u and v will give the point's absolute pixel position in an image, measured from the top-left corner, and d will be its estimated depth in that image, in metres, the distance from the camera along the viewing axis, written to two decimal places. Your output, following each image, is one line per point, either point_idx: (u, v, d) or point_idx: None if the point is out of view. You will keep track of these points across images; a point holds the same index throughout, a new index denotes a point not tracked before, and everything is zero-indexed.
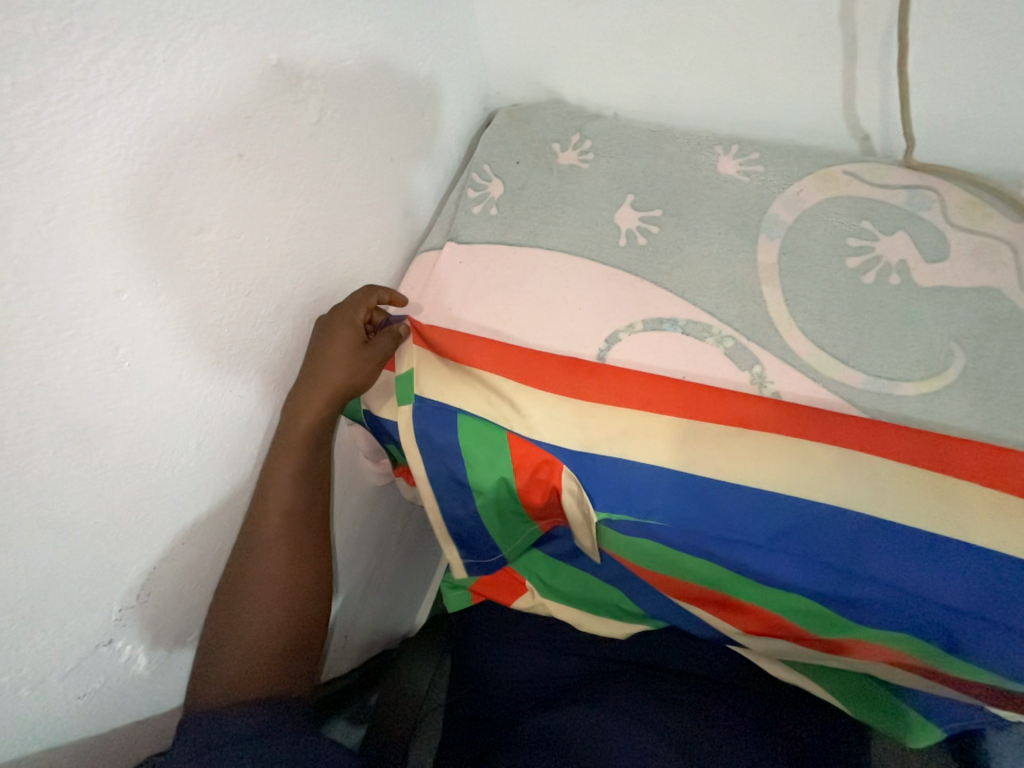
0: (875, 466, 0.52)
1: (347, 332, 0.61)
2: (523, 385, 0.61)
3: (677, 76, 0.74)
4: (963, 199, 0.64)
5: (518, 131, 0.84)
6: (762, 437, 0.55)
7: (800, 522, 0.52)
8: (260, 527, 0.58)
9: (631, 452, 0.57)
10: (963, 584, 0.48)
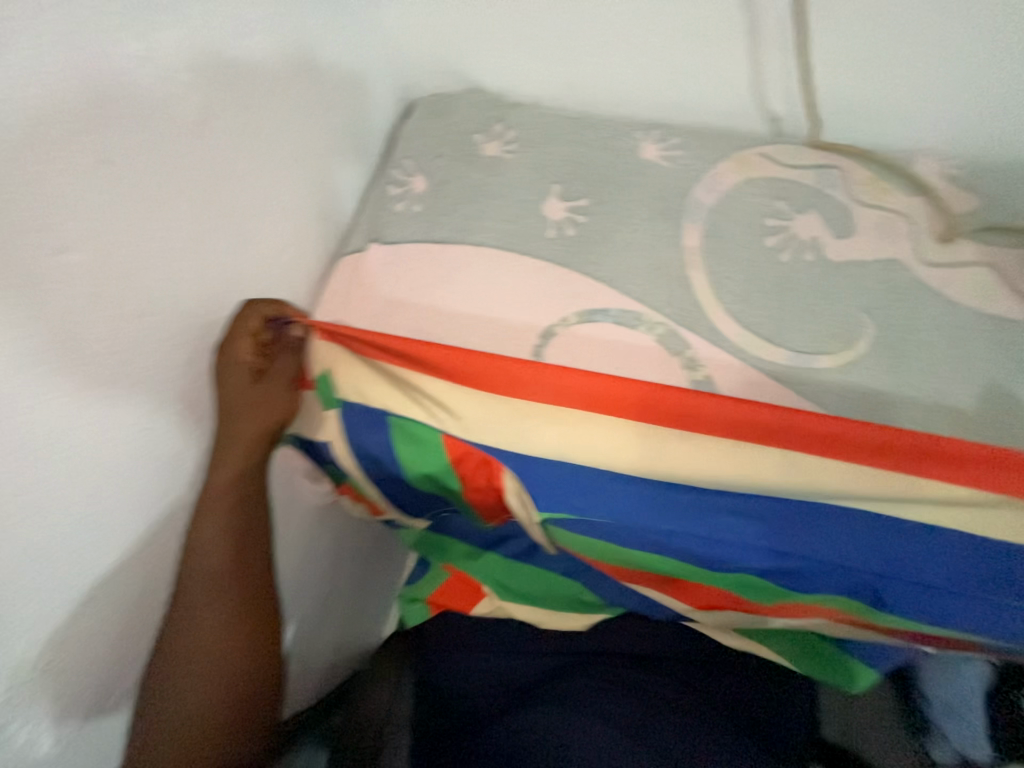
0: (817, 460, 0.50)
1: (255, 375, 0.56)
2: (455, 389, 0.56)
3: (593, 60, 0.73)
4: (865, 176, 0.67)
5: (438, 122, 0.80)
6: (704, 434, 0.52)
7: (745, 501, 0.52)
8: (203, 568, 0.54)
9: (568, 453, 0.54)
10: (899, 544, 0.50)
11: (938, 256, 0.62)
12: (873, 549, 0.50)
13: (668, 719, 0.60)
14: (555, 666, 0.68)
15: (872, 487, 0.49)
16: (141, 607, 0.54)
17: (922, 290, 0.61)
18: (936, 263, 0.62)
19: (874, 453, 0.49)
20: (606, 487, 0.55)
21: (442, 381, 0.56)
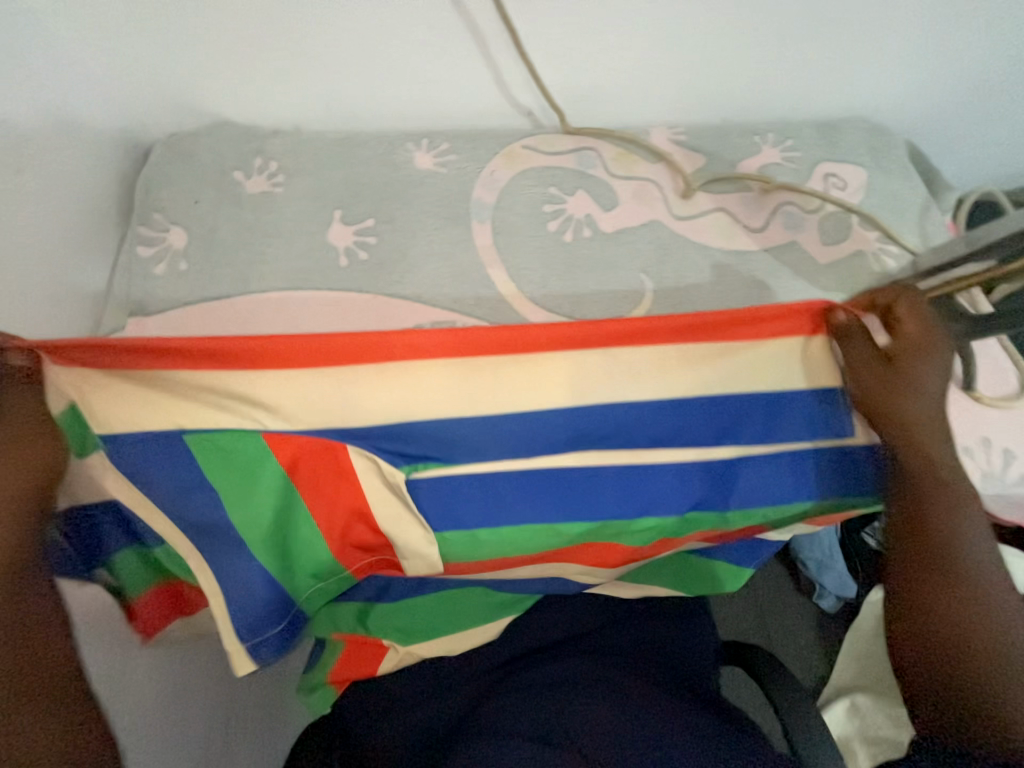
0: (643, 352, 0.53)
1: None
2: (268, 379, 0.49)
3: (339, 79, 0.70)
4: (615, 152, 0.75)
5: (184, 166, 0.71)
6: (533, 360, 0.52)
7: (597, 446, 0.56)
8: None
9: (409, 412, 0.52)
10: (736, 442, 0.57)
11: (685, 211, 0.71)
12: (712, 460, 0.57)
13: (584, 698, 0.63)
14: (477, 693, 0.68)
15: (697, 366, 0.54)
16: None
17: (680, 242, 0.70)
18: (683, 217, 0.71)
19: (694, 334, 0.52)
20: (463, 430, 0.54)
21: (249, 373, 0.49)
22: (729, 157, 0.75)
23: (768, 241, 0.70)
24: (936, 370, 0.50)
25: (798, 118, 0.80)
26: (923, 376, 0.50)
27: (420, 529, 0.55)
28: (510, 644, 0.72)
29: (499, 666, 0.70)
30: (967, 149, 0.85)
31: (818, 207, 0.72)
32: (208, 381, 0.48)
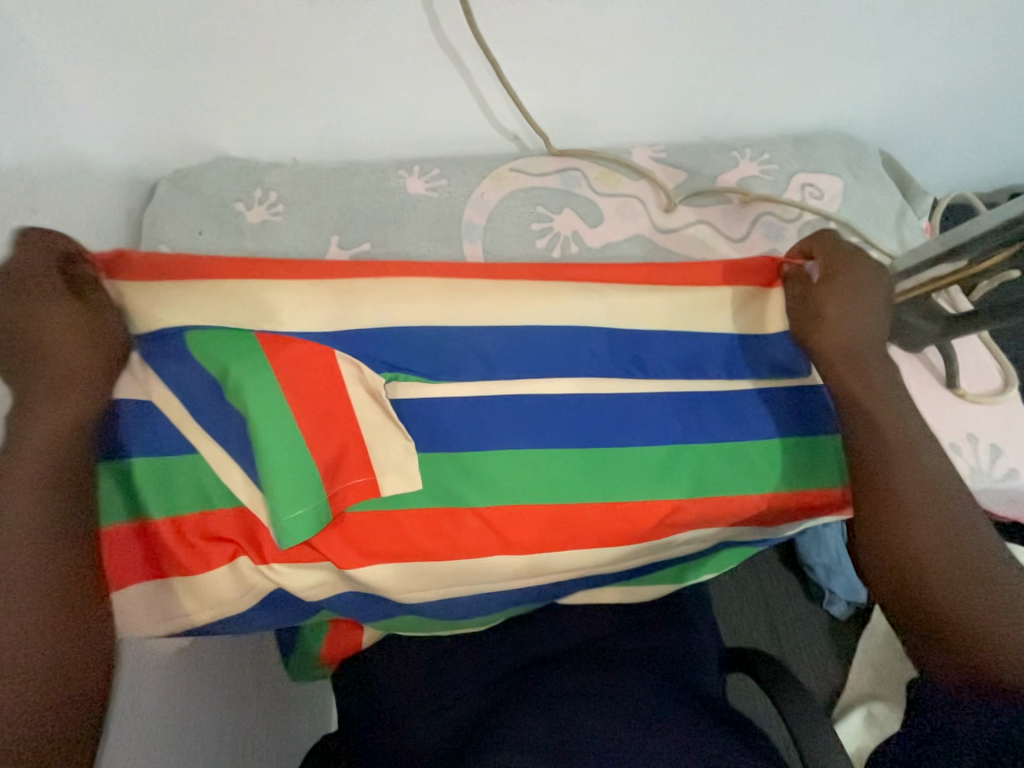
0: (600, 284, 0.62)
1: (16, 316, 0.49)
2: (275, 288, 0.56)
3: (333, 113, 0.74)
4: (599, 171, 0.78)
5: (187, 199, 0.74)
6: (508, 284, 0.60)
7: (598, 411, 0.59)
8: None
9: (398, 323, 0.58)
10: (724, 408, 0.61)
11: (667, 224, 0.74)
12: (706, 428, 0.60)
13: (589, 703, 0.64)
14: (483, 704, 0.69)
15: (656, 298, 0.62)
16: None
17: (664, 253, 0.72)
18: (666, 229, 0.74)
19: (641, 279, 0.63)
20: (452, 351, 0.59)
21: (260, 285, 0.56)
22: (709, 171, 0.78)
23: (750, 250, 0.73)
24: (864, 293, 0.58)
25: (774, 132, 0.83)
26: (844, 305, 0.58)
27: (402, 436, 0.56)
28: (517, 653, 0.74)
29: (506, 674, 0.72)
30: (940, 155, 0.88)
31: (797, 215, 0.75)
32: (229, 295, 0.56)
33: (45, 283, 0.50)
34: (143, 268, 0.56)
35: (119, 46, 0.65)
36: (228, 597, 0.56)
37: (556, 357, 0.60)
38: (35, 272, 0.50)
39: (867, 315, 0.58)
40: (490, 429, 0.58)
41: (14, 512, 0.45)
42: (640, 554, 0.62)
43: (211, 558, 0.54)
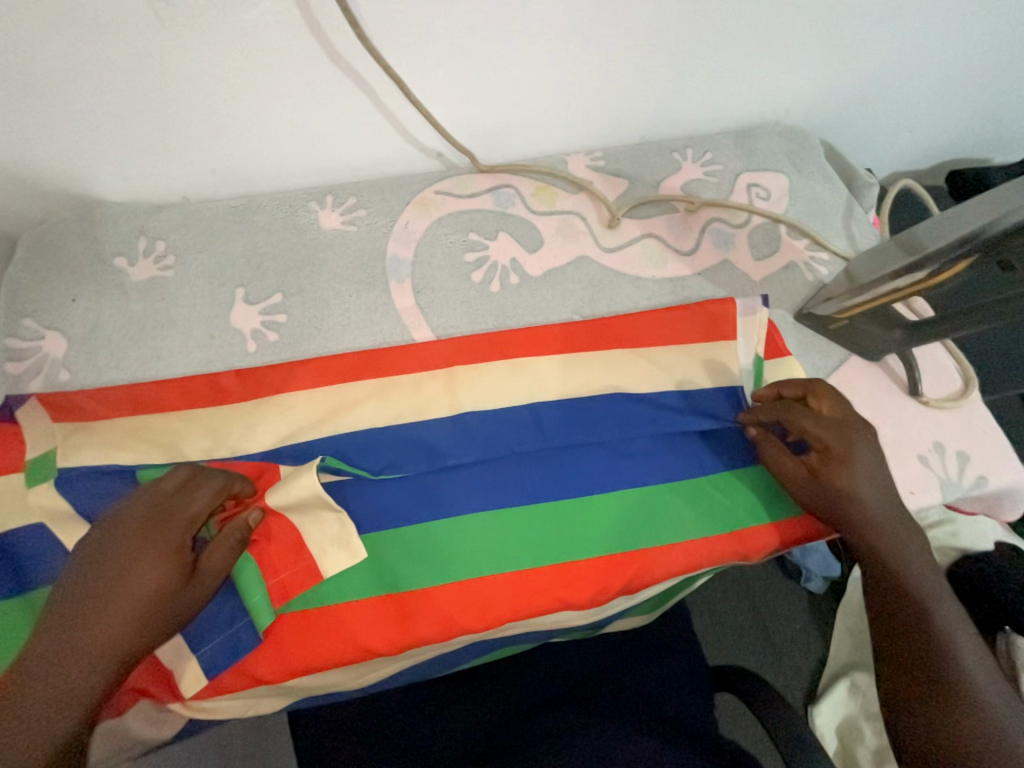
0: (543, 341, 0.61)
1: (122, 539, 0.43)
2: (222, 400, 0.56)
3: (219, 145, 0.62)
4: (534, 187, 0.71)
5: (55, 259, 0.63)
6: (452, 359, 0.59)
7: (551, 468, 0.54)
8: (85, 608, 0.40)
9: (341, 407, 0.56)
10: (675, 450, 0.57)
11: (613, 241, 0.68)
12: (663, 470, 0.55)
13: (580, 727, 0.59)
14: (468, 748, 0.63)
15: (593, 351, 0.61)
16: None
17: (612, 277, 0.66)
18: (612, 248, 0.68)
19: (582, 327, 0.62)
20: (397, 426, 0.55)
21: (201, 394, 0.56)
22: (651, 178, 0.72)
23: (701, 263, 0.68)
24: (865, 452, 0.52)
25: (716, 129, 0.78)
26: (855, 475, 0.51)
27: (333, 510, 0.49)
28: (479, 715, 0.65)
29: (469, 740, 0.63)
30: (880, 142, 0.86)
31: (745, 220, 0.70)
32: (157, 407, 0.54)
33: (170, 504, 0.45)
34: (93, 393, 0.56)
35: None
36: (145, 734, 0.48)
37: (500, 419, 0.56)
38: (173, 488, 0.46)
39: (877, 481, 0.51)
40: (449, 500, 0.52)
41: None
42: (612, 608, 0.54)
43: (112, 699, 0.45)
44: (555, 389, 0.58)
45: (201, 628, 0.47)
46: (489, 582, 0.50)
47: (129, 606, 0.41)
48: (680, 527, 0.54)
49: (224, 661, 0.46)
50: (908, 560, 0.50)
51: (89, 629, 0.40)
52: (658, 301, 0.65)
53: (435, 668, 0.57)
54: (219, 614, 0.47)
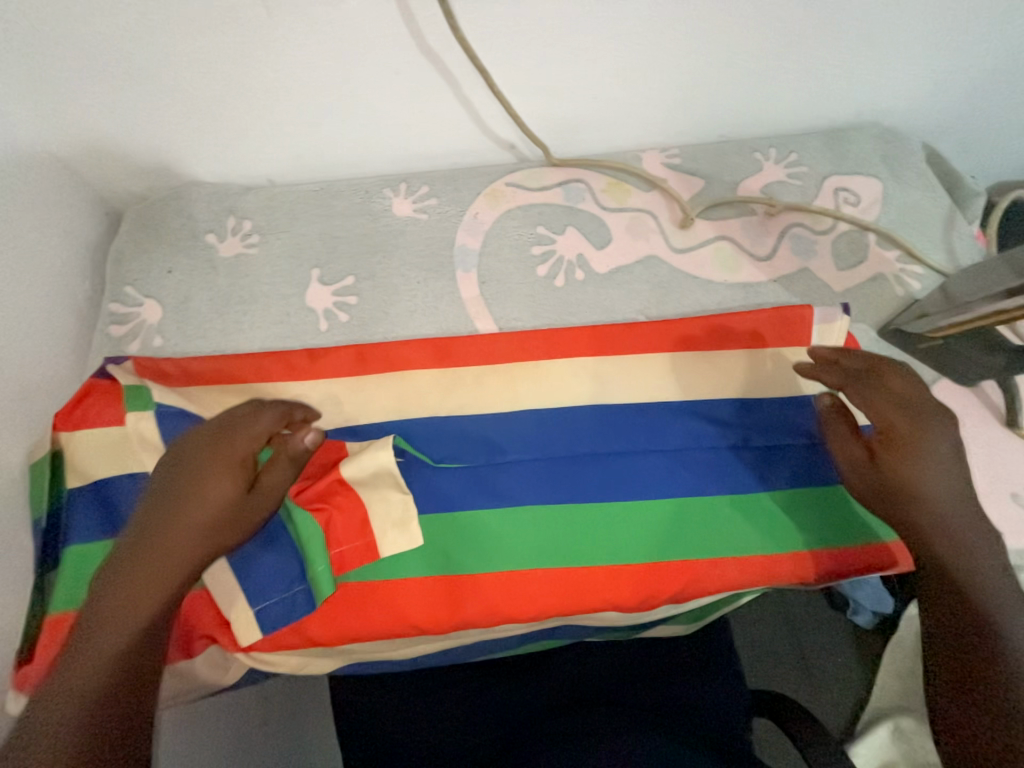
0: (607, 340, 0.60)
1: (194, 456, 0.47)
2: (294, 375, 0.59)
3: (306, 132, 0.65)
4: (605, 183, 0.70)
5: (156, 234, 0.68)
6: (513, 352, 0.59)
7: (607, 469, 0.53)
8: (163, 511, 0.45)
9: (404, 391, 0.57)
10: (734, 464, 0.54)
11: (685, 242, 0.66)
12: (722, 483, 0.54)
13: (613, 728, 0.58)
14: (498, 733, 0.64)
15: (658, 353, 0.59)
16: None
17: (682, 279, 0.64)
18: (682, 249, 0.66)
19: (647, 329, 0.61)
20: (457, 414, 0.56)
21: (276, 368, 0.60)
22: (729, 179, 0.69)
23: (778, 270, 0.65)
24: (932, 438, 0.48)
25: (803, 129, 0.73)
26: (919, 458, 0.48)
27: (400, 490, 0.51)
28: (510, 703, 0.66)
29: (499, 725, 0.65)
30: (989, 149, 0.78)
31: (830, 226, 0.66)
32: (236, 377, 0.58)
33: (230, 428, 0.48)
34: (180, 361, 0.60)
35: (56, 75, 0.56)
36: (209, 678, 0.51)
37: (559, 416, 0.56)
38: (231, 417, 0.49)
39: (945, 469, 0.47)
40: (504, 491, 0.52)
41: (74, 664, 0.38)
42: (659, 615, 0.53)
43: (186, 641, 0.49)
44: (616, 389, 0.57)
45: (261, 588, 0.49)
46: (539, 575, 0.50)
47: (200, 513, 0.45)
48: (740, 541, 0.52)
49: (284, 620, 0.49)
50: (980, 563, 0.44)
51: (166, 530, 0.44)
52: (728, 308, 0.63)
53: (475, 653, 0.58)
54: (279, 575, 0.50)
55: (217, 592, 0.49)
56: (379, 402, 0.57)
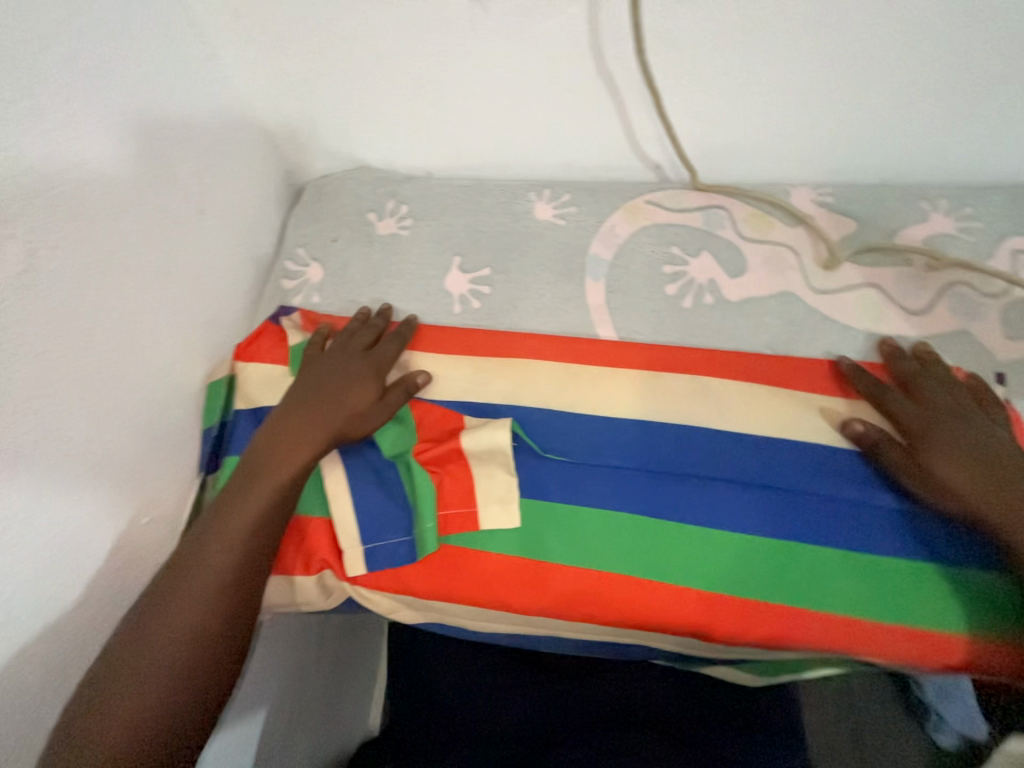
0: (730, 374, 0.59)
1: (327, 363, 0.61)
2: (425, 355, 0.64)
3: (473, 132, 0.71)
4: (748, 213, 0.68)
5: (328, 207, 0.78)
6: (631, 368, 0.61)
7: (713, 497, 0.52)
8: (302, 399, 0.58)
9: (521, 384, 0.61)
10: (852, 522, 0.51)
11: (827, 284, 0.64)
12: (834, 537, 0.51)
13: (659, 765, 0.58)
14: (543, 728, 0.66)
15: (783, 394, 0.57)
16: None
17: (819, 322, 0.62)
18: (824, 291, 0.63)
19: (775, 369, 0.59)
20: (566, 415, 0.59)
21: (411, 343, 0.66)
22: (888, 225, 0.66)
23: (930, 328, 0.60)
24: (964, 435, 0.50)
25: (983, 182, 0.68)
26: (955, 458, 0.49)
27: (507, 471, 0.55)
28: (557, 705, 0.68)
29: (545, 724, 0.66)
30: None
31: (1002, 291, 0.61)
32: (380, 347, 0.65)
33: (353, 355, 0.61)
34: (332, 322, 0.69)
35: (288, 64, 0.67)
36: (314, 599, 0.58)
37: (669, 436, 0.56)
38: (356, 345, 0.62)
39: (983, 462, 0.48)
40: (602, 495, 0.54)
41: (241, 498, 0.53)
42: (738, 653, 0.53)
43: (307, 562, 0.56)
44: (731, 420, 0.57)
45: (374, 530, 0.55)
46: (624, 581, 0.51)
47: (328, 402, 0.57)
48: (842, 599, 0.50)
49: (386, 566, 0.54)
50: None
51: (303, 412, 0.57)
52: (865, 359, 0.60)
53: (542, 646, 0.60)
54: (391, 523, 0.55)
55: (339, 524, 0.55)
56: (496, 388, 0.61)
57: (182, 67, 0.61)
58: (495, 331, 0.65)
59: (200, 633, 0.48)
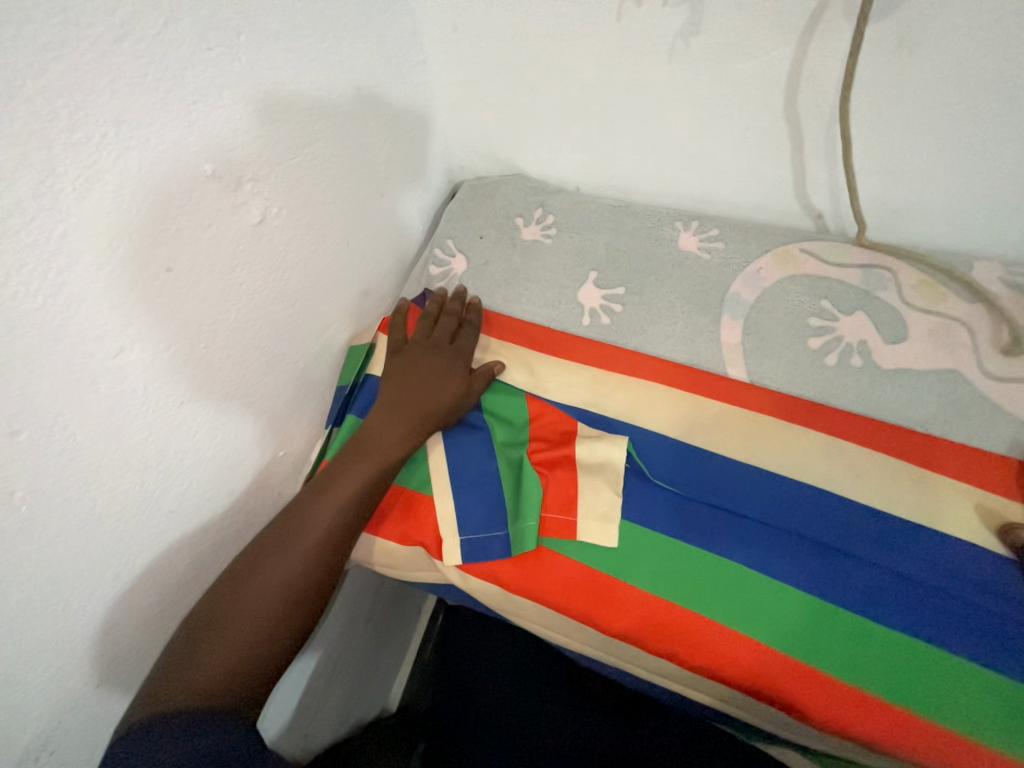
0: (873, 446, 0.55)
1: (418, 351, 0.66)
2: (546, 359, 0.67)
3: (636, 155, 0.73)
4: (917, 279, 0.63)
5: (480, 206, 0.83)
6: (761, 416, 0.59)
7: (829, 565, 0.50)
8: (401, 383, 0.63)
9: (637, 407, 0.61)
10: (992, 638, 0.46)
11: (1003, 370, 0.57)
12: (963, 647, 0.46)
13: None
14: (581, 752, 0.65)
15: (930, 479, 0.53)
16: (146, 641, 0.54)
17: (989, 410, 0.55)
18: (997, 377, 0.57)
19: (926, 451, 0.55)
20: (680, 447, 0.58)
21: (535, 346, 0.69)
22: None
23: None
24: None
25: None
26: None
27: (613, 488, 0.55)
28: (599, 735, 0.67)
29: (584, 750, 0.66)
30: None
31: None
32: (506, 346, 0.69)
33: (439, 344, 0.67)
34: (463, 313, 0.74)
35: (483, 75, 0.73)
36: (402, 563, 0.62)
37: (792, 495, 0.54)
38: (441, 336, 0.68)
39: None
40: (705, 536, 0.53)
41: (350, 470, 0.58)
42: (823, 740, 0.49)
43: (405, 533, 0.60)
44: (865, 494, 0.53)
45: (473, 520, 0.58)
46: (712, 625, 0.50)
47: (424, 388, 0.62)
48: (963, 714, 0.44)
49: (479, 551, 0.57)
50: None
51: (402, 396, 0.62)
52: None
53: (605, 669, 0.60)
54: (490, 516, 0.58)
55: (442, 511, 0.59)
56: (612, 406, 0.62)
57: (398, 69, 0.69)
58: (619, 350, 0.66)
59: (306, 567, 0.54)
